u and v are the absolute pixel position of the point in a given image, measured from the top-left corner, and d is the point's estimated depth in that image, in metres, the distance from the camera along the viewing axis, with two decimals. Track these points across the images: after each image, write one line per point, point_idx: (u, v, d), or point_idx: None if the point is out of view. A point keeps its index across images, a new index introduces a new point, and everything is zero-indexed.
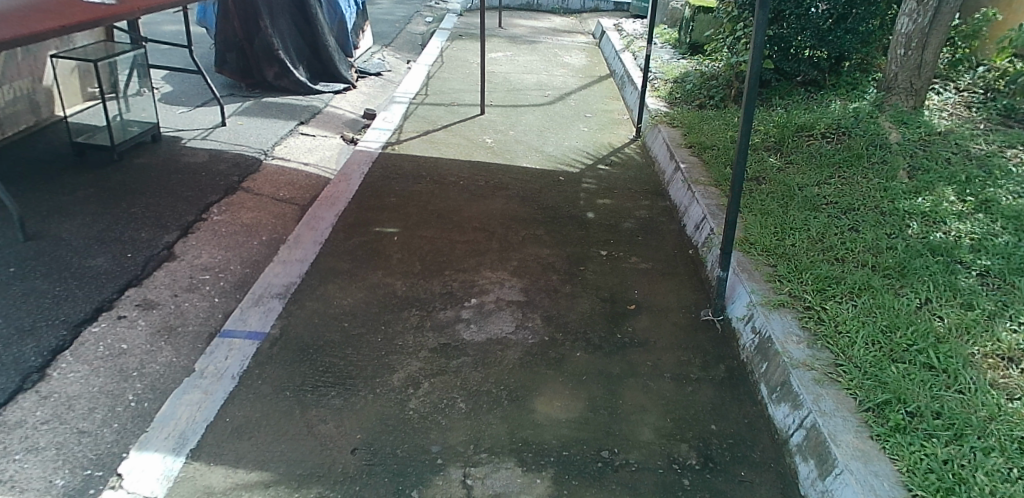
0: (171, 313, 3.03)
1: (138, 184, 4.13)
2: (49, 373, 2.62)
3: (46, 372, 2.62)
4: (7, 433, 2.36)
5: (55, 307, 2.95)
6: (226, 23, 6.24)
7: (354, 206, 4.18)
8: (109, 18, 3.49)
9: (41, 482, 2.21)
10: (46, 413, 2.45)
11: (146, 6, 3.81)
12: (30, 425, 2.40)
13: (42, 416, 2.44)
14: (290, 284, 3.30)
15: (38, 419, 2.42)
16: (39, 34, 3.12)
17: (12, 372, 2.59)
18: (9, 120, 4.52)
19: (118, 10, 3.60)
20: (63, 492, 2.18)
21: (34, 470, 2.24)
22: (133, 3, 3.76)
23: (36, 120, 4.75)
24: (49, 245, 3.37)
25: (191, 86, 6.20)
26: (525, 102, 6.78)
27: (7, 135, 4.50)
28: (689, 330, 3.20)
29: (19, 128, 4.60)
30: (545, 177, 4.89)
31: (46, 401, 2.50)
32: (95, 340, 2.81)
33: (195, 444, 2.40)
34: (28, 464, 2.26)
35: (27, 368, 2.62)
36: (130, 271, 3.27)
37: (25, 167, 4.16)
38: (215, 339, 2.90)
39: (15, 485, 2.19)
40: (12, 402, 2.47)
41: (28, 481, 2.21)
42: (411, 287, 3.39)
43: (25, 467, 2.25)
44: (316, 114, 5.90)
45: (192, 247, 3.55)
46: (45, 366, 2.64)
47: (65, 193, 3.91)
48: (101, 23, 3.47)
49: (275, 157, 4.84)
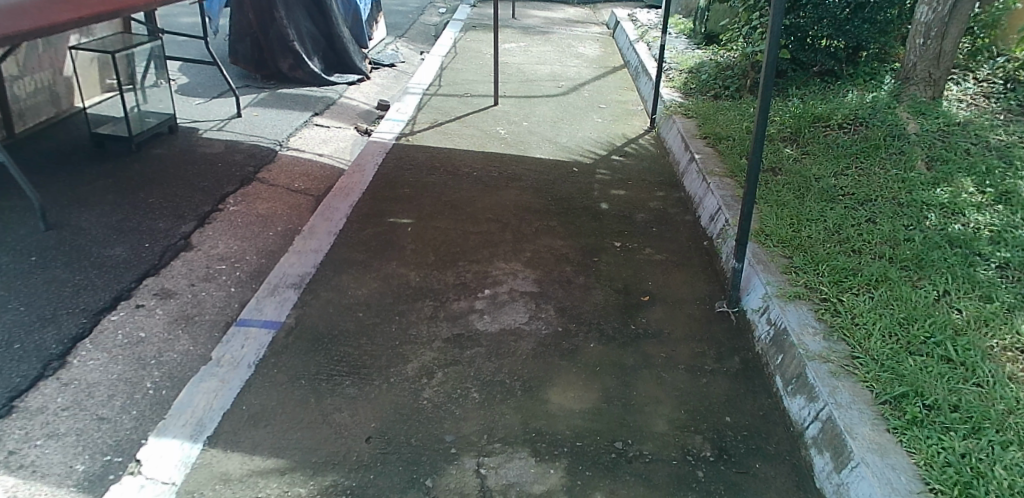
0: (189, 302, 3.06)
1: (156, 175, 4.16)
2: (70, 361, 2.65)
3: (67, 359, 2.65)
4: (28, 420, 2.39)
5: (76, 295, 2.98)
6: (241, 15, 6.27)
7: (369, 196, 4.19)
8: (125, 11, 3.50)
9: (62, 467, 2.24)
10: (67, 399, 2.48)
11: None
12: (52, 411, 2.43)
13: (63, 402, 2.47)
14: (305, 275, 3.31)
15: (59, 405, 2.45)
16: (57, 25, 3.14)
17: (34, 359, 2.62)
18: (30, 110, 4.56)
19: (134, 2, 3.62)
20: (83, 477, 2.21)
21: (55, 456, 2.27)
22: None
23: (56, 111, 4.79)
24: (70, 235, 3.41)
25: (207, 77, 6.23)
26: (539, 93, 6.77)
27: (28, 125, 4.54)
28: (703, 322, 3.19)
29: (40, 119, 4.65)
30: (559, 168, 4.88)
31: (67, 388, 2.53)
32: (114, 328, 2.84)
33: (213, 432, 2.42)
34: (49, 450, 2.29)
35: (48, 355, 2.65)
36: (148, 260, 3.30)
37: (43, 158, 4.20)
38: (231, 328, 2.93)
39: (37, 470, 2.22)
40: (34, 388, 2.51)
41: (49, 466, 2.24)
42: (425, 277, 3.40)
43: (46, 452, 2.28)
44: (331, 105, 5.92)
45: (209, 238, 3.57)
46: (66, 354, 2.67)
47: (84, 183, 3.95)
48: (117, 16, 3.49)
49: (290, 148, 4.86)
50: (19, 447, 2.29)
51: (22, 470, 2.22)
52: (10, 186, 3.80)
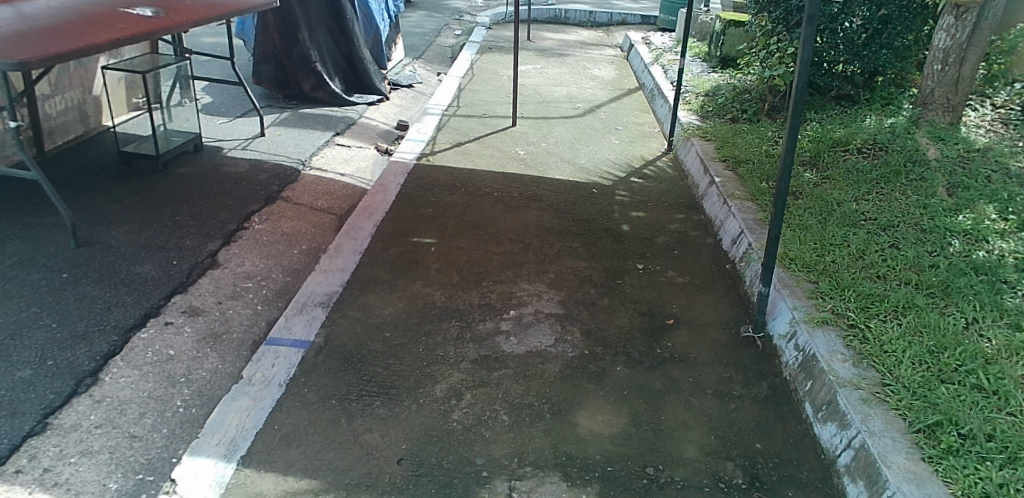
0: (216, 320, 3.07)
1: (183, 193, 4.20)
2: (102, 378, 2.66)
3: (99, 376, 2.66)
4: (63, 436, 2.39)
5: (107, 312, 3.00)
6: (265, 36, 6.33)
7: (392, 216, 4.21)
8: (158, 33, 3.57)
9: (95, 485, 2.24)
10: (100, 416, 2.49)
11: (196, 20, 3.90)
12: (85, 428, 2.44)
13: (95, 420, 2.48)
14: (332, 293, 3.32)
15: (92, 423, 2.46)
16: (94, 46, 3.20)
17: (67, 376, 2.64)
18: (60, 129, 4.62)
19: (166, 24, 3.69)
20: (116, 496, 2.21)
21: (89, 474, 2.27)
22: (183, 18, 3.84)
23: (85, 129, 4.85)
24: (99, 252, 3.44)
25: (230, 97, 6.31)
26: (556, 114, 6.81)
27: (58, 144, 4.60)
28: (729, 347, 3.18)
29: (70, 137, 4.71)
30: (579, 189, 4.90)
31: (100, 405, 2.54)
32: (144, 346, 2.85)
33: (245, 451, 2.42)
34: (82, 468, 2.29)
35: (81, 372, 2.66)
36: (176, 278, 3.32)
37: (72, 175, 4.24)
38: (261, 347, 2.94)
39: (71, 488, 2.22)
40: (67, 406, 2.52)
41: (82, 484, 2.24)
42: (449, 297, 3.41)
43: (80, 470, 2.28)
44: (351, 125, 5.97)
45: (235, 256, 3.59)
46: (98, 371, 2.69)
47: (112, 201, 3.99)
48: (150, 37, 3.55)
49: (313, 168, 4.89)
50: (53, 465, 2.29)
51: (56, 488, 2.22)
52: (40, 203, 3.84)
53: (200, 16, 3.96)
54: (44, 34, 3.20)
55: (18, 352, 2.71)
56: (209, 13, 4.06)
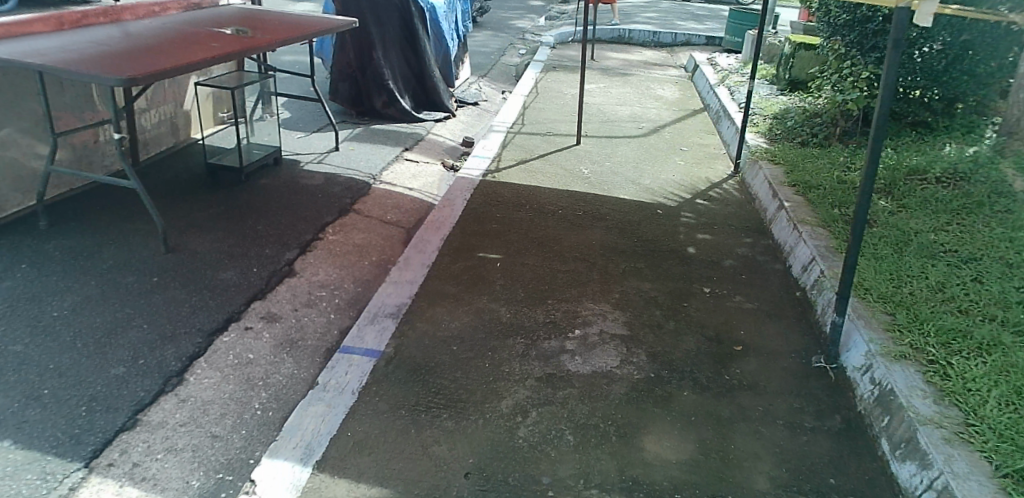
0: (293, 326, 3.16)
1: (262, 202, 4.34)
2: (187, 378, 2.76)
3: (185, 376, 2.76)
4: (150, 433, 2.49)
5: (192, 314, 3.13)
6: (342, 55, 6.54)
7: (458, 231, 4.26)
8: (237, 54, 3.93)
9: (179, 482, 2.32)
10: (184, 415, 2.58)
11: (270, 43, 4.26)
12: (170, 426, 2.53)
13: (180, 418, 2.57)
14: (402, 305, 3.37)
15: (177, 421, 2.55)
16: (183, 67, 3.54)
17: (154, 375, 2.75)
18: (153, 141, 4.84)
19: (246, 48, 4.05)
20: (198, 493, 2.29)
21: (174, 470, 2.36)
22: (259, 42, 4.21)
23: (175, 141, 5.06)
24: (185, 257, 3.59)
25: (307, 112, 6.50)
26: (620, 133, 6.80)
27: (150, 154, 4.82)
28: (800, 376, 3.11)
29: (161, 149, 4.92)
30: (643, 210, 4.87)
31: (184, 404, 2.63)
32: (225, 348, 2.95)
33: (320, 457, 2.46)
34: (168, 464, 2.38)
35: (168, 372, 2.77)
36: (256, 284, 3.43)
37: (160, 183, 4.44)
38: (335, 354, 3.00)
39: (157, 483, 2.31)
40: (154, 403, 2.62)
41: (167, 480, 2.32)
42: (515, 314, 3.42)
43: (166, 466, 2.37)
44: (419, 140, 6.07)
45: (310, 264, 3.69)
46: (183, 371, 2.79)
47: (197, 208, 4.16)
48: (231, 58, 3.91)
49: (383, 182, 4.99)
50: (141, 460, 2.39)
51: (143, 482, 2.31)
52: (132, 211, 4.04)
53: (273, 40, 4.33)
54: (128, 57, 3.58)
55: (112, 350, 2.86)
56: (281, 38, 4.43)
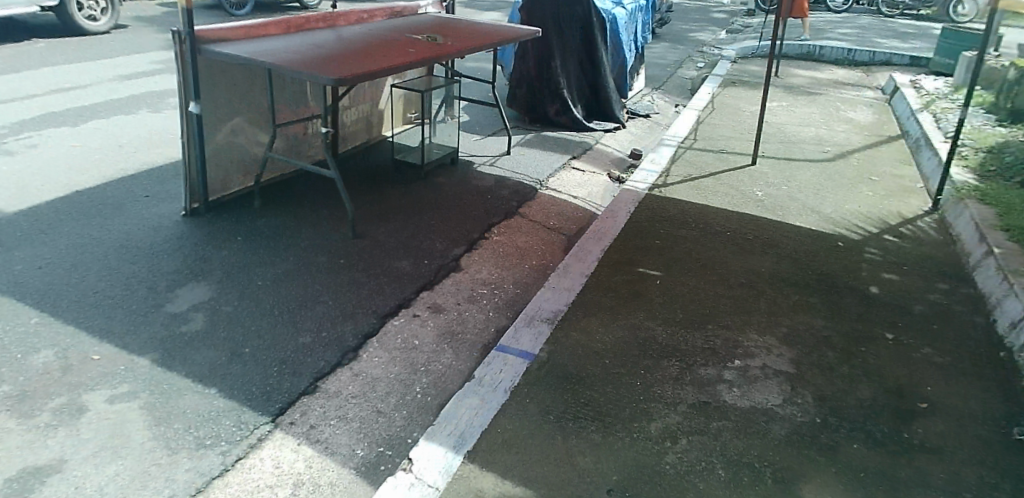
0: (454, 319, 3.46)
1: (438, 199, 4.73)
2: (361, 354, 3.22)
3: (359, 352, 3.23)
4: (327, 400, 2.95)
5: (369, 298, 3.62)
6: (522, 62, 6.65)
7: (619, 242, 4.20)
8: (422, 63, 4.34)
9: (347, 449, 2.71)
10: (356, 388, 3.01)
11: (453, 54, 4.65)
12: (344, 396, 2.97)
13: (353, 390, 3.00)
14: (558, 312, 3.40)
15: (350, 393, 2.99)
16: (375, 73, 3.99)
17: (335, 348, 3.25)
18: (352, 136, 5.41)
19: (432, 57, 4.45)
20: (361, 462, 2.65)
21: (344, 437, 2.77)
22: (444, 52, 4.61)
23: (369, 137, 5.61)
24: (370, 246, 4.16)
25: (483, 117, 6.71)
26: (802, 156, 6.39)
27: (349, 148, 5.42)
28: (995, 447, 2.73)
29: (357, 144, 5.49)
30: (822, 240, 4.53)
31: (357, 378, 3.07)
32: (395, 331, 3.37)
33: (471, 446, 2.57)
34: (340, 431, 2.80)
35: (346, 346, 3.26)
36: (426, 274, 3.84)
37: (355, 177, 5.01)
38: (492, 352, 3.11)
39: (329, 446, 2.73)
40: (333, 374, 3.10)
41: (337, 446, 2.73)
42: (671, 335, 3.30)
43: (337, 433, 2.79)
44: (587, 149, 6.06)
45: (475, 261, 3.99)
46: (358, 347, 3.26)
47: (381, 202, 4.67)
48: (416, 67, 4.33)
49: (548, 188, 5.05)
50: (318, 423, 2.84)
51: (317, 444, 2.74)
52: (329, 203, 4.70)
53: (457, 51, 4.70)
54: (320, 66, 3.99)
55: (301, 321, 3.45)
56: (466, 48, 4.80)
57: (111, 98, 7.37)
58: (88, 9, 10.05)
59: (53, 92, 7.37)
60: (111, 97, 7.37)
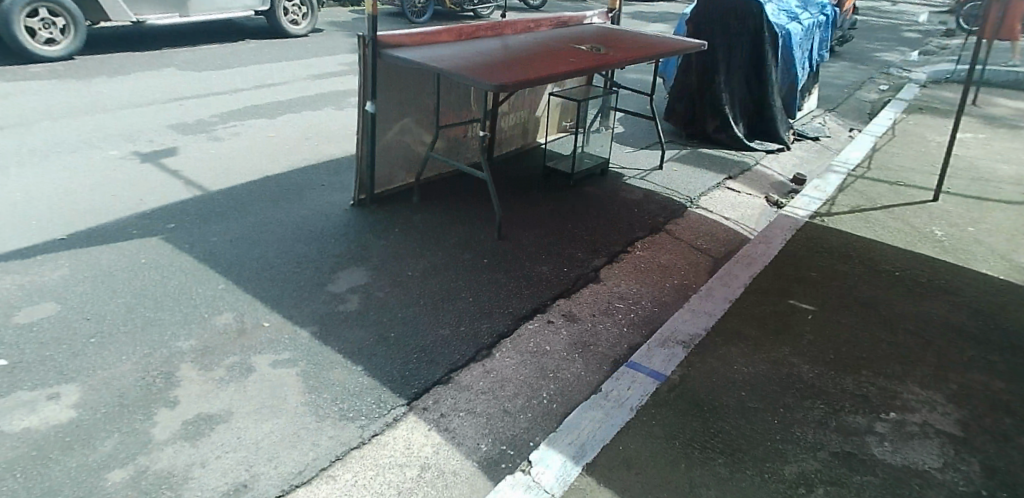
0: (587, 330, 3.55)
1: (584, 209, 4.85)
2: (493, 352, 3.38)
3: (492, 350, 3.39)
4: (457, 392, 3.13)
5: (507, 300, 3.79)
6: (684, 76, 6.67)
7: (772, 270, 4.14)
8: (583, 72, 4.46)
9: (471, 442, 2.87)
10: (486, 385, 3.17)
11: (616, 64, 4.73)
12: (474, 391, 3.14)
13: (483, 386, 3.16)
14: (695, 336, 3.47)
15: (479, 388, 3.15)
16: (537, 81, 4.16)
17: (470, 343, 3.44)
18: (506, 140, 5.66)
19: (594, 67, 4.56)
20: (483, 456, 2.80)
21: (469, 431, 2.92)
22: (606, 62, 4.70)
23: (523, 142, 5.84)
24: (512, 248, 4.34)
25: (640, 130, 6.76)
26: (994, 195, 5.87)
27: (502, 152, 5.67)
28: None
29: (510, 148, 5.74)
30: (1012, 290, 4.16)
31: (487, 375, 3.23)
32: (528, 335, 3.51)
33: (589, 457, 2.75)
34: (465, 424, 2.96)
35: (481, 343, 3.44)
36: (564, 282, 3.96)
37: (506, 183, 5.25)
38: (621, 367, 3.25)
39: (455, 437, 2.90)
40: (466, 367, 3.28)
41: (463, 437, 2.89)
42: (819, 376, 3.23)
43: (463, 425, 2.95)
44: (745, 171, 5.92)
45: (614, 274, 4.06)
46: (492, 345, 3.43)
47: (528, 208, 4.85)
48: (578, 75, 4.46)
49: (699, 206, 5.04)
50: (447, 413, 3.02)
51: (445, 433, 2.92)
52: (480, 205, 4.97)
53: (620, 61, 4.78)
54: (486, 72, 4.22)
55: (443, 313, 3.68)
56: (628, 59, 4.86)
57: (303, 95, 8.12)
58: (292, 14, 11.11)
59: (256, 88, 8.24)
60: (302, 94, 8.12)
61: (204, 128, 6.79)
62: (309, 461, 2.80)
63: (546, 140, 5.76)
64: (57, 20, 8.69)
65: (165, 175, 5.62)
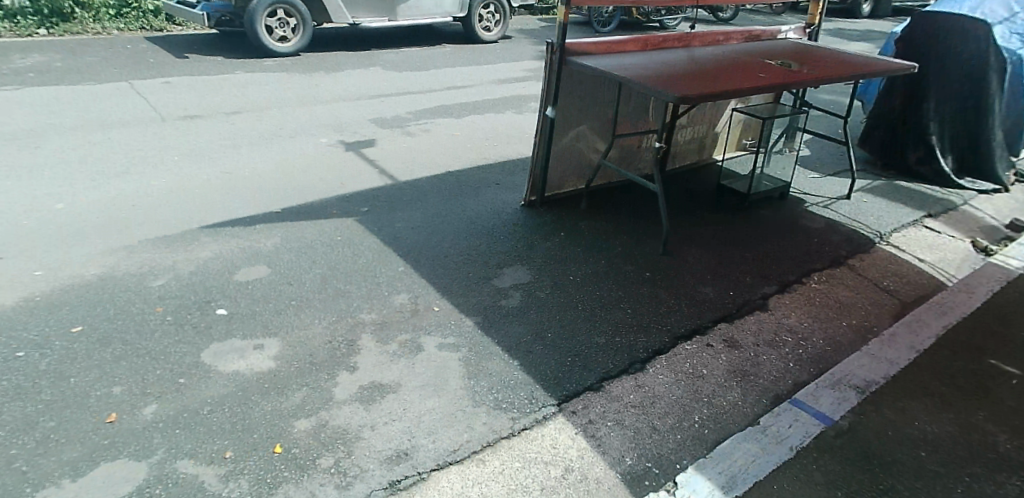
0: (748, 359, 3.59)
1: (757, 235, 4.83)
2: (648, 368, 3.53)
3: (646, 366, 3.54)
4: (607, 401, 3.30)
5: (665, 318, 3.93)
6: (887, 100, 6.28)
7: (971, 323, 3.94)
8: (766, 89, 4.36)
9: (617, 453, 3.02)
10: (637, 398, 3.32)
11: (803, 82, 4.57)
12: (625, 403, 3.29)
13: (634, 399, 3.31)
14: (872, 382, 3.45)
15: (631, 401, 3.31)
16: (716, 95, 4.13)
17: (624, 356, 3.61)
18: (680, 155, 5.71)
19: (777, 84, 4.44)
20: (627, 470, 2.94)
21: (615, 441, 3.08)
22: (792, 80, 4.55)
23: (698, 158, 5.86)
24: (676, 267, 4.45)
25: (828, 154, 6.47)
26: None
27: (675, 167, 5.74)
28: None
29: (685, 163, 5.78)
30: None
31: (639, 389, 3.38)
32: (686, 355, 3.62)
33: (738, 490, 2.86)
34: (613, 433, 3.12)
35: (635, 357, 3.60)
36: (728, 307, 4.02)
37: (678, 199, 5.32)
38: (784, 403, 3.30)
39: (602, 445, 3.06)
40: (619, 378, 3.45)
41: (609, 446, 3.05)
42: (1019, 448, 3.12)
43: (611, 434, 3.12)
44: (948, 210, 5.46)
45: (783, 305, 4.06)
46: (646, 360, 3.58)
47: (699, 228, 4.91)
48: (760, 92, 4.37)
49: (888, 243, 4.80)
50: (595, 420, 3.19)
51: (592, 439, 3.10)
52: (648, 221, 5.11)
53: (808, 79, 4.60)
54: (665, 84, 4.27)
55: (601, 322, 3.88)
56: (818, 77, 4.67)
57: (490, 97, 8.57)
58: (485, 21, 11.70)
59: (447, 89, 8.80)
60: (489, 97, 8.56)
61: (400, 123, 7.41)
62: (464, 442, 3.07)
63: (724, 158, 5.74)
64: (288, 20, 9.85)
65: (363, 163, 6.24)
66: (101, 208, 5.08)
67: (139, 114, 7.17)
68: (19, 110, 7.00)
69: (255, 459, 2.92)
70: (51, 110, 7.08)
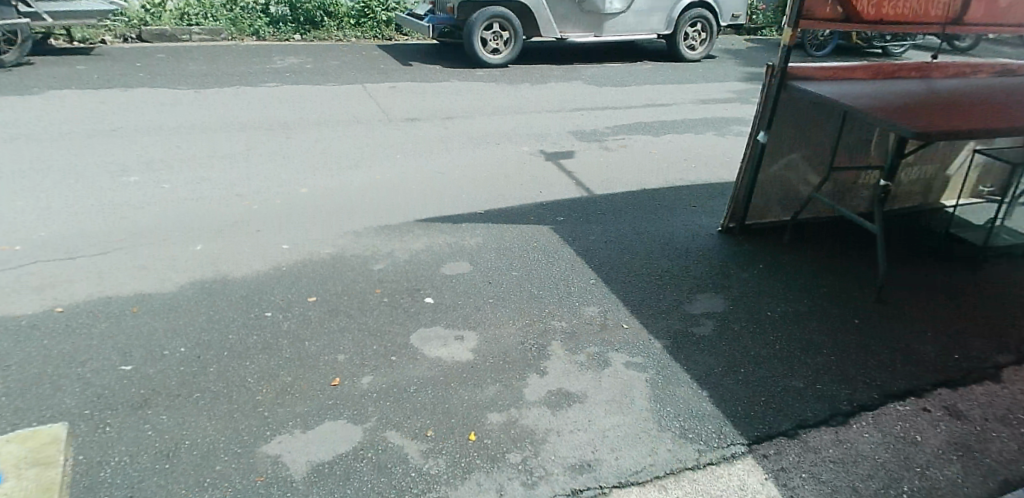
0: (973, 434, 3.23)
1: (992, 295, 4.34)
2: (851, 423, 3.29)
3: (849, 420, 3.31)
4: (802, 451, 3.13)
5: (876, 372, 3.64)
6: None
7: None
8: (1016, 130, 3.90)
9: None
10: (837, 454, 3.11)
11: None
12: (823, 456, 3.10)
13: (834, 454, 3.11)
14: None
15: (830, 455, 3.11)
16: (954, 131, 3.76)
17: (826, 405, 3.40)
18: (903, 196, 5.27)
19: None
20: None
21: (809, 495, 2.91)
22: None
23: (924, 201, 5.38)
24: (891, 318, 4.11)
25: None
26: None
27: (896, 209, 5.30)
28: None
29: (908, 205, 5.33)
30: None
31: (840, 444, 3.17)
32: (896, 416, 3.33)
33: None
34: (807, 487, 2.95)
35: (837, 408, 3.38)
36: (951, 371, 3.65)
37: (898, 245, 4.91)
38: (1018, 491, 2.94)
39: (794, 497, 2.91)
40: (817, 428, 3.25)
41: None
42: None
43: (804, 487, 2.95)
44: None
45: (1021, 378, 3.61)
46: (850, 414, 3.34)
47: (920, 279, 4.50)
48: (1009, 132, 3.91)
49: None
50: (788, 468, 3.04)
51: (783, 488, 2.95)
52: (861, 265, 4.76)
53: None
54: (894, 115, 3.97)
55: (801, 366, 3.69)
56: None
57: (692, 117, 8.43)
58: (689, 40, 11.44)
59: (649, 106, 8.77)
60: (691, 117, 8.42)
61: (599, 137, 7.51)
62: (646, 465, 3.06)
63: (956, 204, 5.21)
64: (503, 34, 10.29)
65: (561, 174, 6.41)
66: (330, 197, 5.68)
67: (367, 113, 7.88)
68: (272, 104, 7.99)
69: (453, 443, 3.15)
70: (297, 106, 8.00)
